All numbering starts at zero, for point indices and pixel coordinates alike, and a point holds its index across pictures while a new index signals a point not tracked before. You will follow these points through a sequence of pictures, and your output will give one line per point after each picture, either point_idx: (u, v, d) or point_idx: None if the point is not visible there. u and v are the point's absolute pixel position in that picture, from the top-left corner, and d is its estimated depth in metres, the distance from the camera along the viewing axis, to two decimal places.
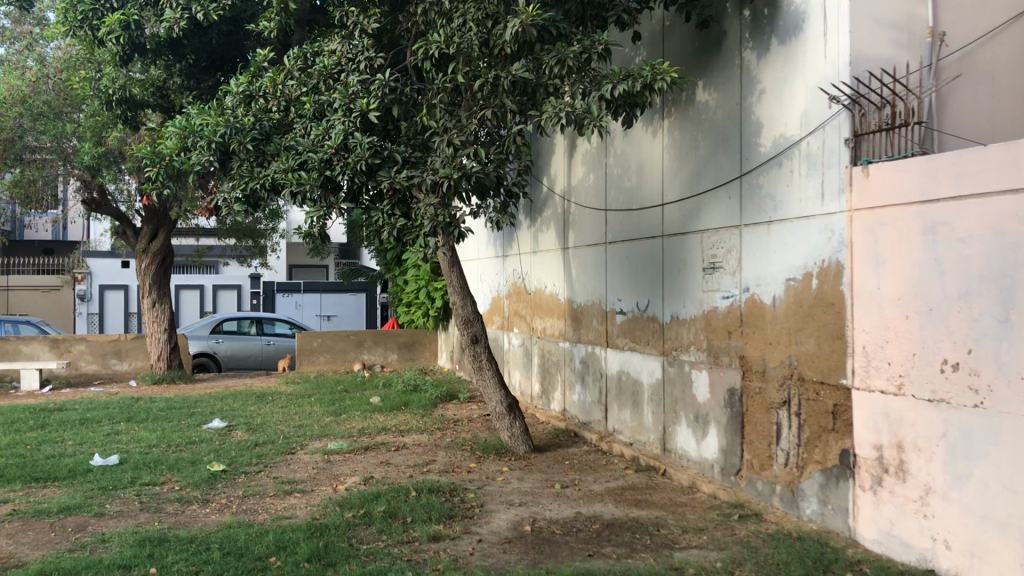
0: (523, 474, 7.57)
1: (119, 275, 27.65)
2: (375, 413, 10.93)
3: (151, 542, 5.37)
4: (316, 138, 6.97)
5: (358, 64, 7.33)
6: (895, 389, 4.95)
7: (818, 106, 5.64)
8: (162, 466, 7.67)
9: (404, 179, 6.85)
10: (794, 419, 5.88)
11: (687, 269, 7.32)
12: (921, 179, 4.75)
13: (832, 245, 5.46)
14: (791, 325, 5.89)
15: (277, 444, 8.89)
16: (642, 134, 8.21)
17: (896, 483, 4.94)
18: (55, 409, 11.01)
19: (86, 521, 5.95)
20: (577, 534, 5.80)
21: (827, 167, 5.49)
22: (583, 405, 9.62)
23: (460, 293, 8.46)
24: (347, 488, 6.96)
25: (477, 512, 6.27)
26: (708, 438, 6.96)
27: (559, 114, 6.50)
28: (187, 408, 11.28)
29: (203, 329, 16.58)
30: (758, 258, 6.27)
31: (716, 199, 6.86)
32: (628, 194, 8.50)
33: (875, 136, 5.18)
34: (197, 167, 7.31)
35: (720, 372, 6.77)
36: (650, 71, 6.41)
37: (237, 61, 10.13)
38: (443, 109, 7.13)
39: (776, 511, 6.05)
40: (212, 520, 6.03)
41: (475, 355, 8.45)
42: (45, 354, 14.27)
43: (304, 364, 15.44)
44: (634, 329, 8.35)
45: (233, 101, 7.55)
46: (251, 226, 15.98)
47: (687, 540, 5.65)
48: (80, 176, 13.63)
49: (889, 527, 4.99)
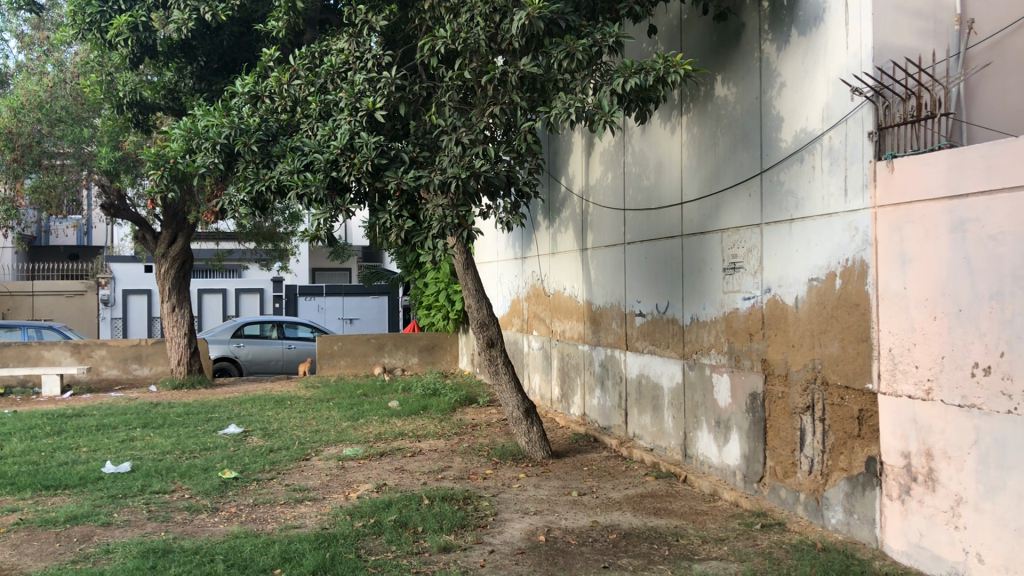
0: (539, 481, 7.39)
1: (139, 280, 27.79)
2: (393, 417, 10.78)
3: (155, 554, 5.24)
4: (322, 138, 6.84)
5: (364, 61, 7.20)
6: (923, 394, 4.72)
7: (841, 99, 5.41)
8: (174, 473, 7.57)
9: (411, 179, 6.72)
10: (819, 424, 5.65)
11: (706, 269, 7.11)
12: (949, 173, 4.53)
13: (856, 243, 5.24)
14: (814, 327, 5.66)
15: (291, 449, 8.77)
16: (659, 131, 8.01)
17: (925, 493, 4.71)
18: (73, 415, 10.97)
19: (92, 531, 5.84)
20: (593, 544, 5.61)
21: (850, 163, 5.27)
22: (603, 409, 9.43)
23: (475, 295, 8.31)
24: (359, 496, 6.82)
25: (491, 521, 6.10)
26: (730, 444, 6.75)
27: (569, 110, 6.33)
28: (204, 413, 11.19)
29: (224, 332, 16.51)
30: (781, 258, 6.05)
31: (737, 198, 6.65)
32: (646, 192, 8.29)
33: (900, 129, 4.94)
34: (201, 169, 7.20)
35: (741, 376, 6.56)
36: (663, 64, 6.24)
37: (249, 63, 10.05)
38: (453, 107, 6.99)
39: (800, 520, 5.82)
40: (219, 531, 5.90)
41: (491, 359, 8.26)
42: (66, 359, 14.28)
43: (325, 368, 15.33)
44: (653, 332, 8.15)
45: (240, 102, 7.47)
46: (270, 230, 15.96)
47: (707, 551, 5.44)
48: (99, 180, 13.63)
49: (918, 539, 4.76)
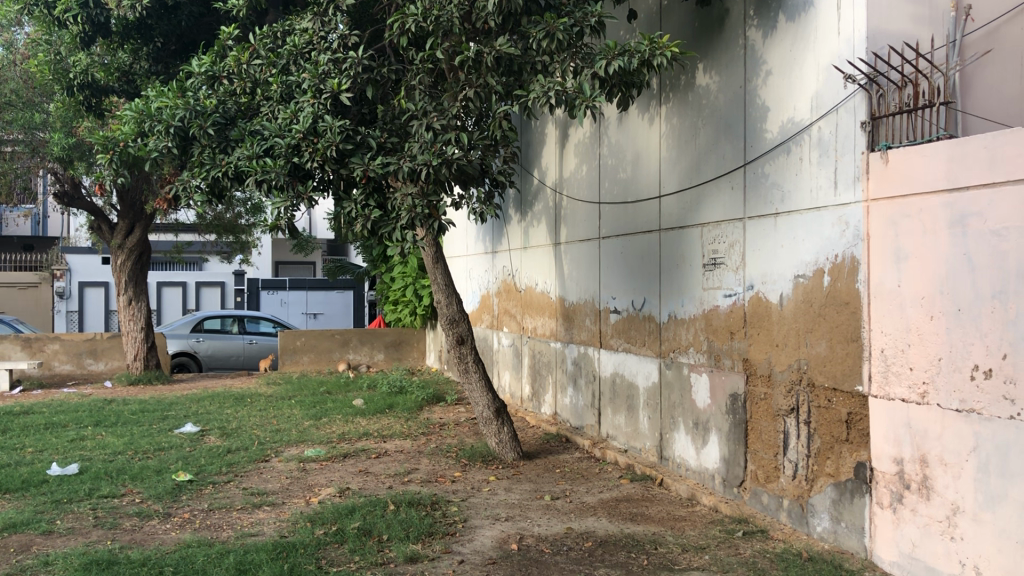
0: (510, 484, 7.09)
1: (98, 272, 27.03)
2: (357, 416, 10.41)
3: (99, 565, 4.87)
4: (284, 122, 6.50)
5: (328, 42, 6.82)
6: (918, 398, 4.49)
7: (831, 87, 5.17)
8: (124, 476, 7.16)
9: (378, 166, 6.38)
10: (803, 428, 5.41)
11: (686, 264, 6.84)
12: (949, 165, 4.29)
13: (847, 238, 4.99)
14: (800, 326, 5.42)
15: (250, 450, 8.39)
16: (637, 122, 7.74)
17: (920, 501, 4.47)
18: (21, 412, 10.47)
19: (31, 540, 5.45)
20: (568, 554, 5.32)
21: (841, 154, 5.02)
22: (575, 408, 9.16)
23: (445, 290, 7.98)
24: (321, 501, 6.47)
25: (459, 529, 5.79)
26: (708, 446, 6.50)
27: (548, 94, 6.09)
28: (159, 410, 10.74)
29: (183, 327, 16.00)
30: (765, 254, 5.80)
31: (718, 191, 6.38)
32: (623, 185, 8.02)
33: (894, 119, 4.72)
34: (153, 153, 6.82)
35: (721, 376, 6.30)
36: (650, 46, 5.95)
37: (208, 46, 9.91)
38: (423, 91, 6.67)
39: (784, 528, 5.58)
40: (169, 539, 5.54)
41: (461, 357, 7.93)
42: (17, 354, 13.76)
43: (288, 365, 14.96)
44: (628, 330, 7.88)
45: (195, 83, 7.07)
46: (232, 222, 15.50)
47: (687, 561, 5.18)
48: (52, 168, 13.03)
49: (911, 549, 4.53)
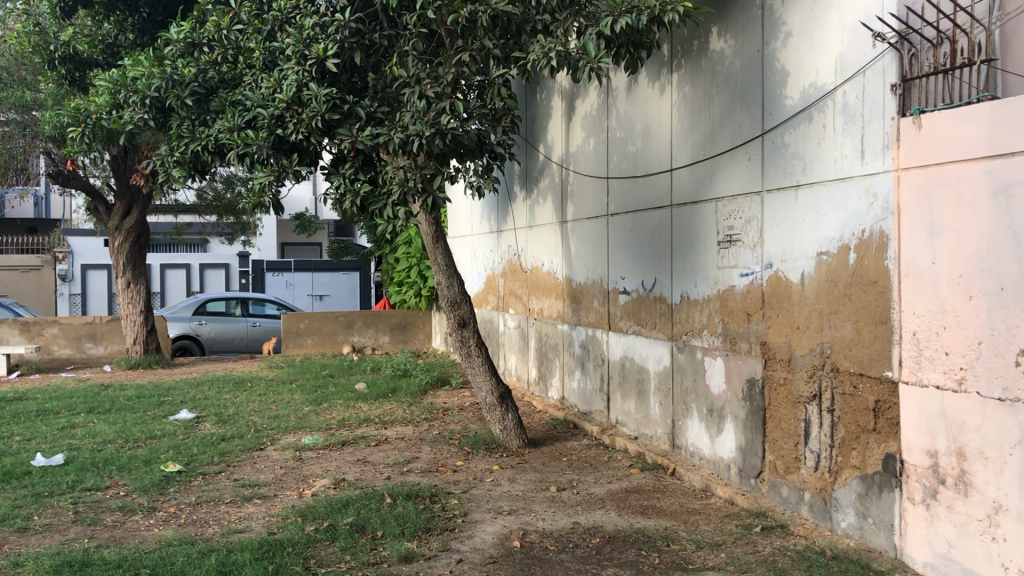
0: (514, 474, 6.74)
1: (101, 254, 26.89)
2: (358, 401, 10.09)
3: (71, 568, 4.54)
4: (266, 91, 6.16)
5: (314, 5, 6.40)
6: (954, 385, 4.10)
7: (857, 47, 4.77)
8: (111, 467, 6.84)
9: (367, 138, 6.03)
10: (826, 416, 5.04)
11: (699, 242, 6.46)
12: (990, 129, 3.88)
13: (875, 212, 4.60)
14: (823, 307, 5.03)
15: (245, 438, 8.07)
16: (646, 91, 7.34)
17: (956, 498, 4.10)
18: (14, 399, 10.19)
19: (5, 538, 5.13)
20: (574, 551, 4.96)
21: (868, 121, 4.63)
22: (583, 393, 8.80)
23: (446, 271, 7.60)
24: (315, 493, 6.14)
25: (459, 524, 5.45)
26: (724, 434, 6.13)
27: (549, 55, 5.75)
28: (156, 396, 10.44)
29: (185, 309, 15.72)
30: (785, 230, 5.40)
31: (733, 163, 5.99)
32: (631, 158, 7.63)
33: (928, 81, 4.32)
34: (128, 125, 6.60)
35: (737, 361, 5.93)
36: (659, 2, 5.54)
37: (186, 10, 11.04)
38: (416, 57, 6.28)
39: (806, 523, 5.21)
40: (151, 536, 5.21)
41: (463, 341, 7.58)
42: (14, 338, 13.48)
43: (291, 348, 14.65)
44: (638, 311, 7.51)
45: (174, 51, 6.79)
46: (231, 202, 15.11)
47: (702, 559, 4.81)
48: (45, 147, 12.73)
49: (947, 550, 4.16)
